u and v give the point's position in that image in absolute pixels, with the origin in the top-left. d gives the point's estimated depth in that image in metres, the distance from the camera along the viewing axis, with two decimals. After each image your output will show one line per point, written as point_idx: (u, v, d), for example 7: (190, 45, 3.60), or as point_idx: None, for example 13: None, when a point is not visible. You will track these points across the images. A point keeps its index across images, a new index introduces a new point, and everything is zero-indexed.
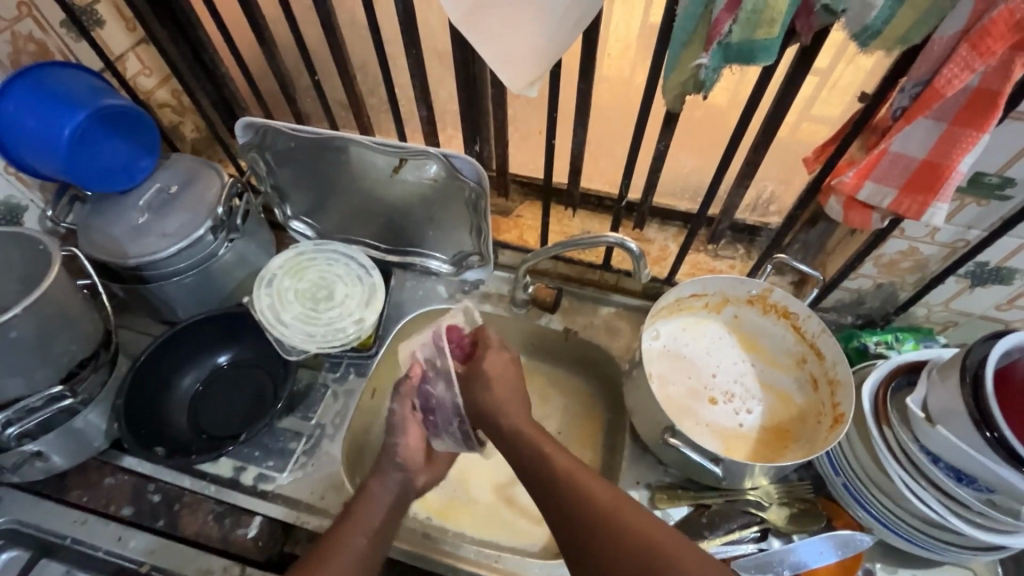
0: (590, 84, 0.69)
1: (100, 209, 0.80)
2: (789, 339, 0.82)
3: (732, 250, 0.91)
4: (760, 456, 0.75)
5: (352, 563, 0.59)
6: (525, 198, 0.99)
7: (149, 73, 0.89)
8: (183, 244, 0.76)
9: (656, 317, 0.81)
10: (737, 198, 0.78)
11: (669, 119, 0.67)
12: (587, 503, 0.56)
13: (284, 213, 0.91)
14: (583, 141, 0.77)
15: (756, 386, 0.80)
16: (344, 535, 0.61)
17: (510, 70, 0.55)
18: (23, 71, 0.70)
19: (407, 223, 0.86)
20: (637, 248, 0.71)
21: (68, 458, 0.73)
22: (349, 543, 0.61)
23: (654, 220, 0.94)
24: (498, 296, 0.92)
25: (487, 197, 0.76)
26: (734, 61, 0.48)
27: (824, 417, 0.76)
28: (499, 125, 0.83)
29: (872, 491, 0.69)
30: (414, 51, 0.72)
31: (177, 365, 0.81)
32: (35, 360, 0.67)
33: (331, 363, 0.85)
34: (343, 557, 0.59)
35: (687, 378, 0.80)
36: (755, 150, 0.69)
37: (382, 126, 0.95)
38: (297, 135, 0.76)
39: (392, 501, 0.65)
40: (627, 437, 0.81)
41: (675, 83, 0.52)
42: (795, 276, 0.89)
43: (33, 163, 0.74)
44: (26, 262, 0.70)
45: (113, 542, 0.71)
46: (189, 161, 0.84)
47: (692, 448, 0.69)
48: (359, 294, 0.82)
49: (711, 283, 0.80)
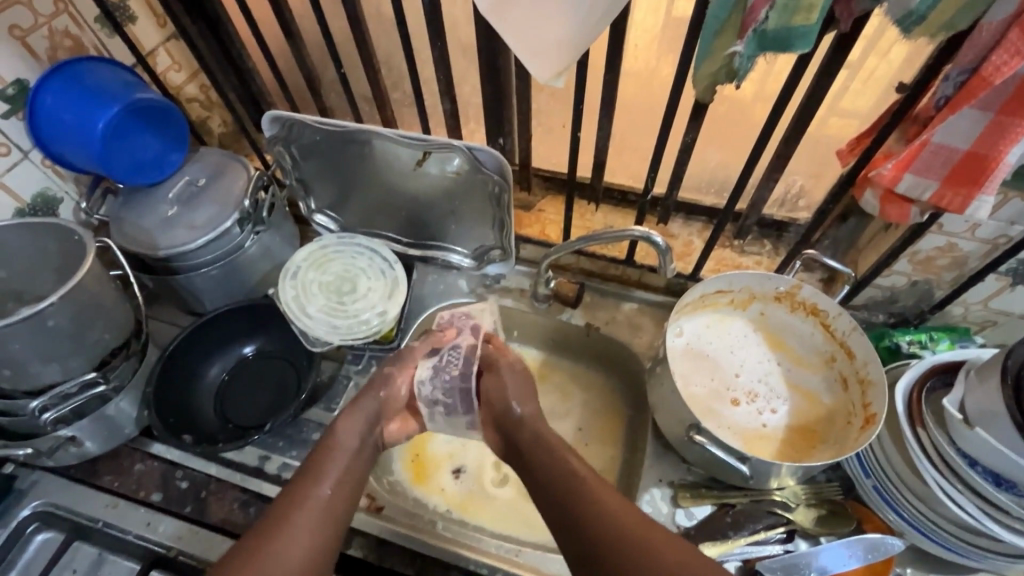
0: (616, 75, 0.68)
1: (131, 203, 0.82)
2: (817, 338, 0.80)
3: (758, 246, 0.90)
4: (787, 457, 0.74)
5: (317, 519, 0.56)
6: (548, 193, 0.98)
7: (178, 68, 0.90)
8: (211, 236, 0.77)
9: (680, 314, 0.80)
10: (765, 193, 0.76)
11: (697, 110, 0.66)
12: (609, 528, 0.53)
13: (308, 207, 0.91)
14: (608, 134, 0.76)
15: (783, 385, 0.79)
16: (307, 488, 0.59)
17: (537, 60, 0.54)
18: (62, 67, 0.73)
19: (430, 217, 0.87)
20: (663, 242, 0.70)
21: (101, 444, 0.75)
22: (315, 485, 0.59)
23: (679, 214, 0.93)
24: (519, 291, 0.92)
25: (511, 190, 0.76)
26: (768, 48, 0.47)
27: (854, 418, 0.74)
28: (523, 118, 0.82)
29: (904, 493, 0.67)
30: (439, 43, 0.72)
31: (203, 355, 0.83)
32: (70, 348, 0.68)
33: (354, 356, 0.86)
34: (307, 511, 0.56)
35: (710, 378, 0.78)
36: (786, 144, 0.67)
37: (405, 120, 0.96)
38: (322, 128, 0.77)
39: (354, 449, 0.64)
40: (650, 433, 0.80)
41: (707, 73, 0.51)
42: (824, 273, 0.87)
43: (69, 156, 0.76)
44: (62, 251, 0.72)
45: (143, 527, 0.73)
46: (217, 155, 0.86)
47: (717, 446, 0.68)
48: (381, 287, 0.83)
49: (737, 280, 0.78)
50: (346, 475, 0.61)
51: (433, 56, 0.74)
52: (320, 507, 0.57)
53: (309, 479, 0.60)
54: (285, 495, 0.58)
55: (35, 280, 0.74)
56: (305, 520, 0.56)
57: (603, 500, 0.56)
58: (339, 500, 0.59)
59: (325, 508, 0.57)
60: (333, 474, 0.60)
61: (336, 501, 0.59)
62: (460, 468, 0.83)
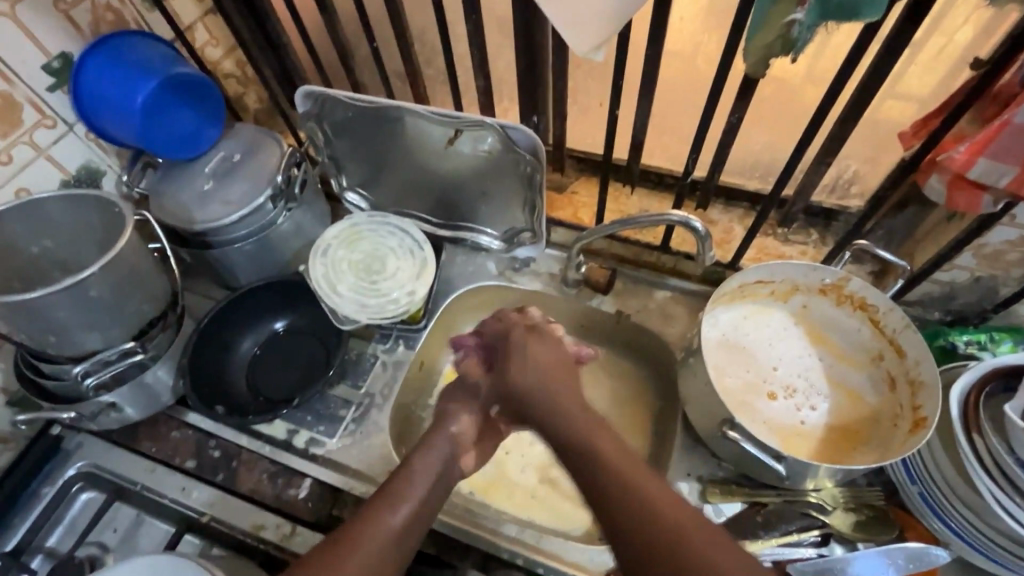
0: (660, 49, 0.64)
1: (170, 176, 0.83)
2: (865, 333, 0.75)
3: (804, 235, 0.84)
4: (824, 457, 0.70)
5: (382, 548, 0.55)
6: (581, 174, 0.94)
7: (216, 43, 0.91)
8: (245, 212, 0.78)
9: (716, 304, 0.77)
10: (816, 178, 0.71)
11: (747, 86, 0.61)
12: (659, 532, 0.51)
13: (339, 184, 0.91)
14: (648, 113, 0.72)
15: (824, 382, 0.75)
16: (379, 513, 0.57)
17: (575, 32, 0.51)
18: (103, 41, 0.74)
19: (460, 197, 0.85)
20: (702, 228, 0.66)
21: (140, 410, 0.78)
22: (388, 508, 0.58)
23: (719, 199, 0.88)
24: (548, 274, 0.89)
25: (543, 171, 0.75)
26: (833, 17, 0.43)
27: (900, 419, 0.70)
28: (559, 95, 0.78)
29: (952, 502, 0.63)
30: (475, 15, 0.69)
31: (236, 329, 0.84)
32: (109, 318, 0.70)
33: (381, 335, 0.86)
34: (376, 539, 0.55)
35: (746, 371, 0.75)
36: (842, 125, 0.62)
37: (438, 97, 0.94)
38: (354, 104, 0.76)
39: (433, 483, 0.62)
40: (679, 425, 0.77)
41: (761, 45, 0.47)
42: (874, 266, 0.81)
43: (110, 130, 0.77)
44: (105, 223, 0.74)
45: (178, 492, 0.75)
46: (252, 131, 0.86)
47: (752, 443, 0.65)
48: (410, 267, 0.82)
49: (780, 270, 0.74)
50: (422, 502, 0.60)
51: (468, 30, 0.71)
52: (387, 537, 0.55)
53: (391, 498, 0.59)
54: (360, 514, 0.57)
55: (78, 250, 0.77)
56: (372, 546, 0.54)
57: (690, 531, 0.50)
58: (409, 532, 0.57)
59: (392, 539, 0.55)
60: (408, 501, 0.59)
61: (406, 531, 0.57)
62: None
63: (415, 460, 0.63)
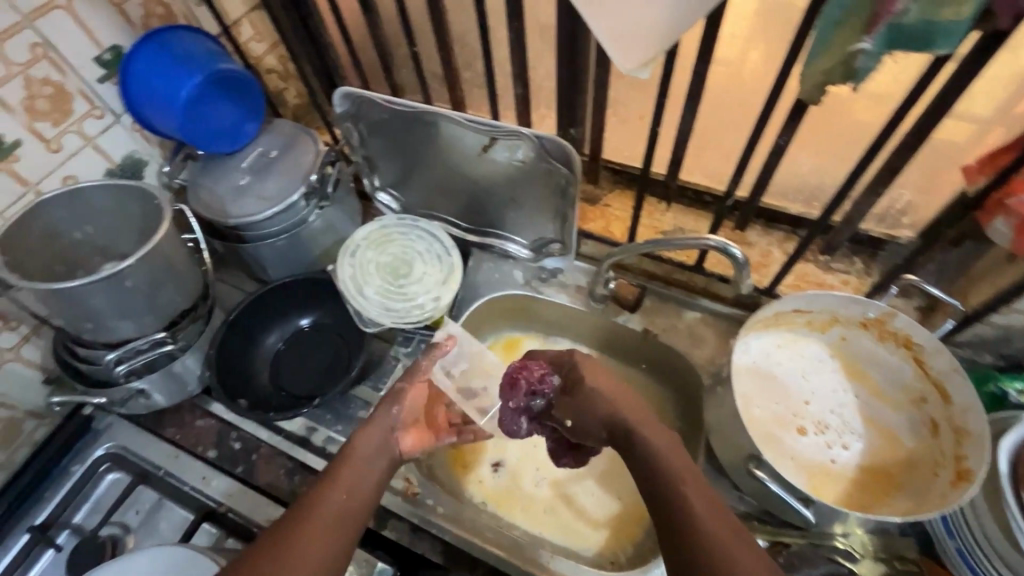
0: (708, 67, 0.62)
1: (208, 169, 0.84)
2: (906, 373, 0.71)
3: (847, 263, 0.81)
4: (855, 501, 0.67)
5: (330, 525, 0.54)
6: (615, 186, 0.92)
7: (260, 38, 0.93)
8: (278, 208, 0.79)
9: (749, 330, 0.74)
10: (864, 207, 0.67)
11: (798, 108, 0.59)
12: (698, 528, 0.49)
13: (372, 184, 0.91)
14: (689, 130, 0.70)
15: (859, 421, 0.71)
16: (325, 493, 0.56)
17: (622, 47, 0.49)
18: (152, 35, 0.75)
19: (491, 203, 0.84)
20: (740, 254, 0.64)
21: (167, 397, 0.79)
22: (326, 497, 0.56)
23: (758, 220, 0.84)
24: (576, 288, 0.86)
25: (577, 184, 0.73)
26: (902, 47, 0.41)
27: (941, 468, 0.66)
28: (597, 106, 0.77)
29: (993, 563, 0.58)
30: (517, 23, 0.68)
31: (264, 323, 0.85)
32: (145, 308, 0.71)
33: (404, 337, 0.86)
34: (322, 517, 0.54)
35: (775, 403, 0.72)
36: (899, 155, 0.59)
37: (474, 101, 0.93)
38: (391, 108, 0.76)
39: (374, 459, 0.61)
40: (702, 454, 0.75)
41: (817, 72, 0.45)
42: (923, 301, 0.77)
43: (154, 120, 0.79)
44: (144, 212, 0.75)
45: (198, 480, 0.77)
46: (290, 127, 0.87)
47: (777, 482, 0.62)
48: (437, 272, 0.82)
49: (819, 300, 0.71)
50: (363, 480, 0.59)
51: (510, 37, 0.70)
52: (334, 513, 0.55)
53: (335, 478, 0.58)
54: (304, 499, 0.56)
55: (119, 238, 0.79)
56: (322, 524, 0.53)
57: (729, 542, 0.48)
58: (360, 505, 0.57)
59: (341, 517, 0.55)
60: (354, 477, 0.58)
61: (351, 509, 0.56)
62: (499, 462, 0.82)
63: (357, 439, 0.62)
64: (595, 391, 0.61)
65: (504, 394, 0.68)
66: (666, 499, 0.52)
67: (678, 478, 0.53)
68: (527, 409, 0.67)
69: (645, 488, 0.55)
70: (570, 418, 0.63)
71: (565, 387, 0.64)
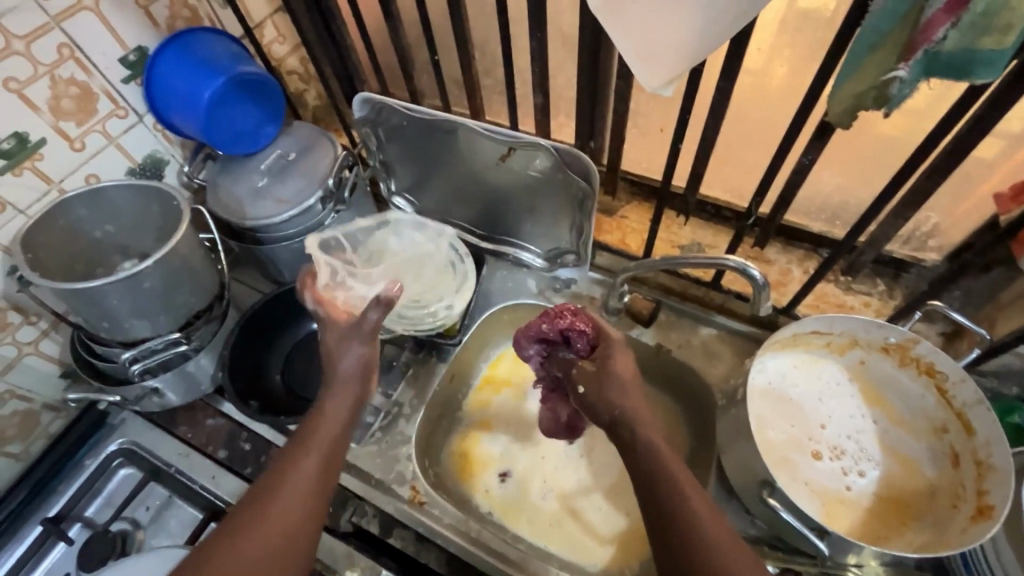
0: (733, 82, 0.61)
1: (227, 170, 0.85)
2: (928, 400, 0.70)
3: (869, 284, 0.79)
4: (870, 532, 0.65)
5: (297, 508, 0.52)
6: (633, 198, 0.92)
7: (282, 41, 0.93)
8: (295, 211, 0.79)
9: (766, 350, 0.72)
10: (890, 230, 0.66)
11: (825, 128, 0.57)
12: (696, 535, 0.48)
13: (388, 188, 0.91)
14: (711, 145, 0.68)
15: (876, 447, 0.70)
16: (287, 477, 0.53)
17: (648, 64, 0.48)
18: (177, 36, 0.75)
19: (507, 211, 0.84)
20: (760, 275, 0.62)
21: (180, 396, 0.80)
22: (289, 483, 0.53)
23: (778, 238, 0.84)
24: (589, 299, 0.86)
25: (595, 197, 0.72)
26: (939, 74, 0.39)
27: (962, 501, 0.64)
28: (617, 117, 0.76)
29: None
30: (540, 33, 0.68)
31: (278, 325, 0.86)
32: (160, 308, 0.72)
33: (416, 343, 0.86)
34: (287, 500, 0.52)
35: (790, 425, 0.71)
36: (928, 178, 0.57)
37: (493, 108, 0.93)
38: (411, 115, 0.76)
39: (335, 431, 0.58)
40: (713, 475, 0.74)
41: (848, 95, 0.44)
42: (947, 327, 0.75)
43: (176, 121, 0.80)
44: (164, 212, 0.76)
45: (208, 479, 0.77)
46: (309, 130, 0.87)
47: (791, 513, 0.61)
48: (450, 281, 0.83)
49: (840, 323, 0.69)
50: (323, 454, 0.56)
51: (531, 46, 0.70)
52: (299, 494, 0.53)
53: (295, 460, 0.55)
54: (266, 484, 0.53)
55: (138, 237, 0.80)
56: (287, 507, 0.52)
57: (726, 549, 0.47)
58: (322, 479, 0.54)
59: (304, 498, 0.53)
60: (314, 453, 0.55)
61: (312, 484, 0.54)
62: (507, 472, 0.82)
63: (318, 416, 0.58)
64: (620, 381, 0.59)
65: (542, 317, 0.69)
66: (659, 498, 0.51)
67: (676, 482, 0.51)
68: (551, 345, 0.69)
69: (638, 484, 0.53)
70: (584, 385, 0.62)
71: (597, 351, 0.64)
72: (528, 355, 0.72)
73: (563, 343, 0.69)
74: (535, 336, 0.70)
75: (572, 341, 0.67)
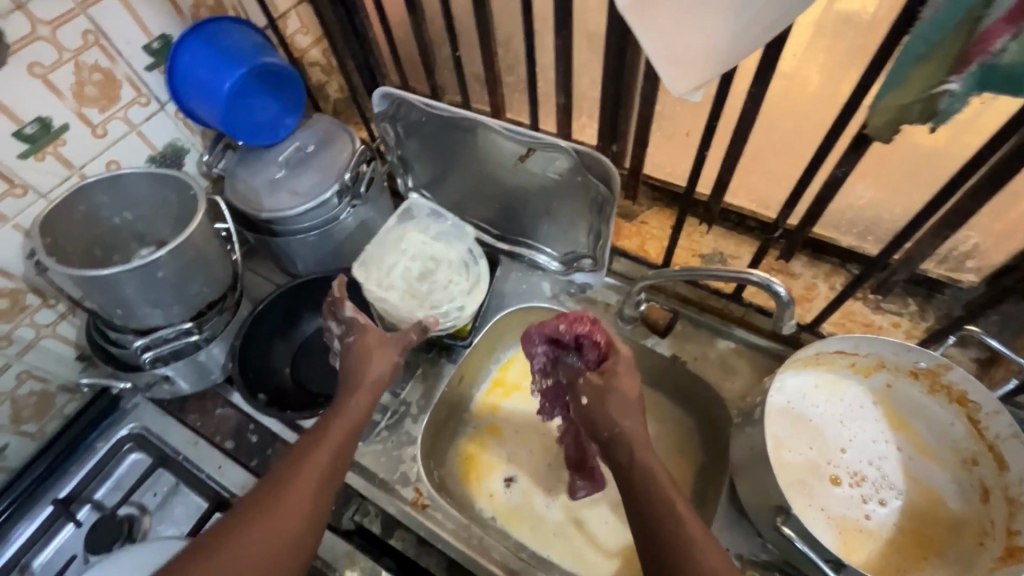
0: (765, 89, 0.58)
1: (246, 161, 0.85)
2: (957, 430, 0.66)
3: (899, 304, 0.76)
4: (888, 564, 0.62)
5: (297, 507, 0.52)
6: (654, 203, 0.89)
7: (305, 32, 0.93)
8: (311, 205, 0.78)
9: (787, 368, 0.69)
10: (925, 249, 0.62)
11: (861, 140, 0.54)
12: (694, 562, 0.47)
13: (405, 184, 0.90)
14: (738, 153, 0.66)
15: (899, 476, 0.66)
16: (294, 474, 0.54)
17: (676, 69, 0.46)
18: (199, 25, 0.75)
19: (523, 212, 0.83)
20: (784, 292, 0.60)
21: (191, 384, 0.81)
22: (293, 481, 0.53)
23: (804, 252, 0.81)
24: (604, 305, 0.84)
25: (615, 202, 0.70)
26: (994, 89, 0.36)
27: (988, 538, 0.61)
28: (641, 120, 0.74)
29: None
30: (565, 32, 0.66)
31: (290, 318, 0.86)
32: (174, 297, 0.72)
33: (426, 343, 0.85)
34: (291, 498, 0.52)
35: (808, 448, 0.68)
36: (970, 198, 0.54)
37: (515, 106, 0.91)
38: (430, 111, 0.74)
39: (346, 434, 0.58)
40: (725, 494, 0.71)
41: (891, 107, 0.41)
42: (981, 352, 0.71)
43: (196, 111, 0.79)
44: (181, 202, 0.76)
45: (215, 469, 0.78)
46: (328, 123, 0.87)
47: (807, 543, 0.58)
48: (463, 282, 0.80)
49: (867, 344, 0.66)
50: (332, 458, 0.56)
51: (556, 45, 0.68)
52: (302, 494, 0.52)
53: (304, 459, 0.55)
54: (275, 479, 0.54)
55: (156, 225, 0.80)
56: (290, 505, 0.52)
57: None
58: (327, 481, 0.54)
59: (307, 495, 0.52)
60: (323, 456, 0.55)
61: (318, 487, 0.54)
62: (512, 477, 0.81)
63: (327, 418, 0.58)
64: (619, 394, 0.58)
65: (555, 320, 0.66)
66: (655, 519, 0.50)
67: (671, 506, 0.50)
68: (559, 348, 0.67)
69: (633, 504, 0.52)
70: (586, 397, 0.60)
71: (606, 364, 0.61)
72: (533, 354, 0.69)
73: (573, 349, 0.66)
74: (546, 336, 0.67)
75: (584, 350, 0.64)
